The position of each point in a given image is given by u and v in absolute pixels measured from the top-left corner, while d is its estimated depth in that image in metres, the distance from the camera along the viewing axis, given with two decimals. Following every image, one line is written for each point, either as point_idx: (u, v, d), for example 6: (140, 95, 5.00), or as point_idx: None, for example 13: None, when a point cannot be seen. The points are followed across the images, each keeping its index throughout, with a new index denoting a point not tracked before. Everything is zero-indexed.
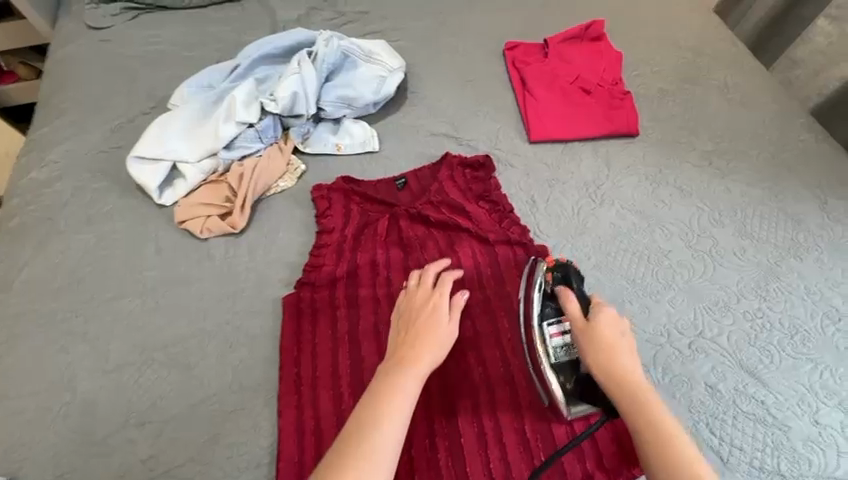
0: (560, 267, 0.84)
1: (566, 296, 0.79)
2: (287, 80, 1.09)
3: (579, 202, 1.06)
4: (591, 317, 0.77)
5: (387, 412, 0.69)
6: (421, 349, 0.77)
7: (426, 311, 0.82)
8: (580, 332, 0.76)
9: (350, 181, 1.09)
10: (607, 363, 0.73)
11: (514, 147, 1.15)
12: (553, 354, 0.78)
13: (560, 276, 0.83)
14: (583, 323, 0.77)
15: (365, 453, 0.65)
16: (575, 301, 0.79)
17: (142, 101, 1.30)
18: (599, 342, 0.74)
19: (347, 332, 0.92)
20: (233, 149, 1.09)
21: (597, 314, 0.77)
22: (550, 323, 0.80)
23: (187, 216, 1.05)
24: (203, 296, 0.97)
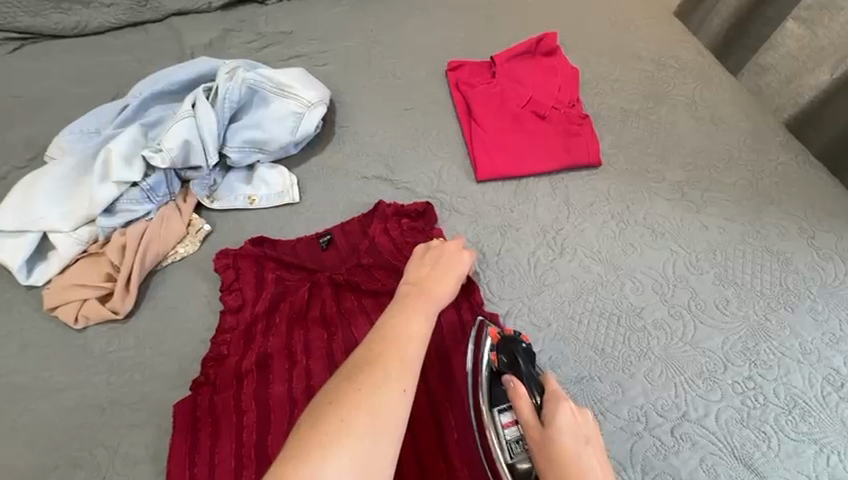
0: (505, 344, 0.74)
1: (515, 392, 0.66)
2: (177, 126, 0.90)
3: (536, 253, 0.90)
4: (545, 421, 0.63)
5: (409, 348, 0.62)
6: (438, 294, 0.72)
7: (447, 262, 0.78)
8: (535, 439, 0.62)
9: (264, 243, 0.91)
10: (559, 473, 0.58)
11: (459, 188, 0.99)
12: (508, 452, 0.69)
13: (506, 360, 0.73)
14: (537, 431, 0.63)
15: (388, 386, 0.56)
16: (527, 399, 0.65)
17: (18, 152, 1.08)
18: (550, 455, 0.60)
19: (254, 447, 0.72)
20: (114, 214, 0.89)
21: (551, 417, 0.62)
22: (500, 410, 0.71)
23: (57, 300, 0.84)
24: (73, 409, 0.76)
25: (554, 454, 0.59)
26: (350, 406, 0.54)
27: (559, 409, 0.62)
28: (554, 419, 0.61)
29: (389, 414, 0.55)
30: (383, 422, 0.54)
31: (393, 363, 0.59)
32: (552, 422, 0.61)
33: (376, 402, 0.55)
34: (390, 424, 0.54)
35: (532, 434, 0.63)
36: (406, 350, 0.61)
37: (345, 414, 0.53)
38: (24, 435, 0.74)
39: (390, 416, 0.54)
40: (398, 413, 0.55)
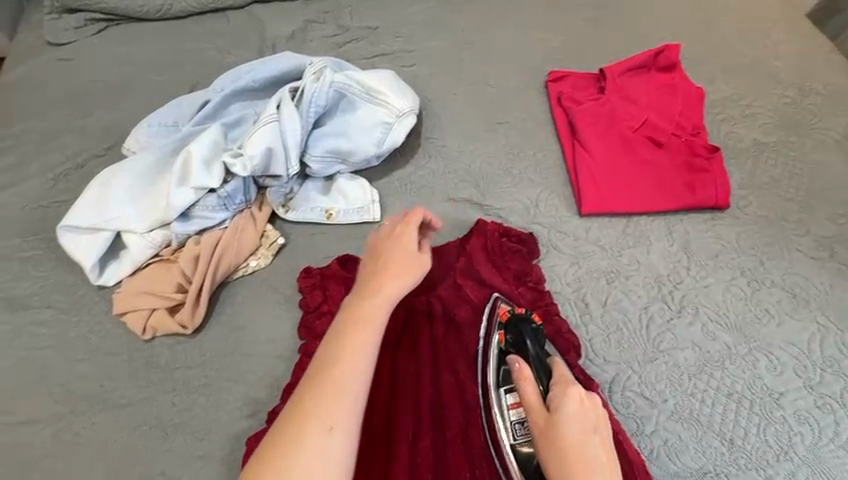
0: (514, 323, 0.72)
1: (521, 374, 0.62)
2: (261, 131, 0.83)
3: (648, 308, 0.78)
4: (553, 408, 0.58)
5: (343, 371, 0.59)
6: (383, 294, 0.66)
7: (400, 260, 0.70)
8: (539, 426, 0.58)
9: (350, 262, 0.84)
10: (563, 459, 0.55)
11: (559, 221, 0.87)
12: (511, 432, 0.66)
13: (513, 339, 0.71)
14: (542, 418, 0.58)
15: (313, 425, 0.55)
16: (532, 382, 0.61)
17: (98, 140, 1.06)
18: (557, 444, 0.56)
19: None
20: (189, 219, 0.83)
21: (560, 403, 0.58)
22: (507, 391, 0.68)
23: (127, 307, 0.80)
24: (137, 430, 0.72)
25: (557, 443, 0.56)
26: (285, 448, 0.54)
27: (568, 394, 0.58)
28: (562, 407, 0.57)
29: (323, 447, 0.54)
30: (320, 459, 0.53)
31: (324, 397, 0.57)
32: (558, 405, 0.58)
33: (312, 445, 0.54)
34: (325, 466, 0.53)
35: (538, 424, 0.58)
36: (339, 373, 0.59)
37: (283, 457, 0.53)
38: (89, 451, 0.71)
39: (326, 449, 0.54)
40: (331, 449, 0.54)
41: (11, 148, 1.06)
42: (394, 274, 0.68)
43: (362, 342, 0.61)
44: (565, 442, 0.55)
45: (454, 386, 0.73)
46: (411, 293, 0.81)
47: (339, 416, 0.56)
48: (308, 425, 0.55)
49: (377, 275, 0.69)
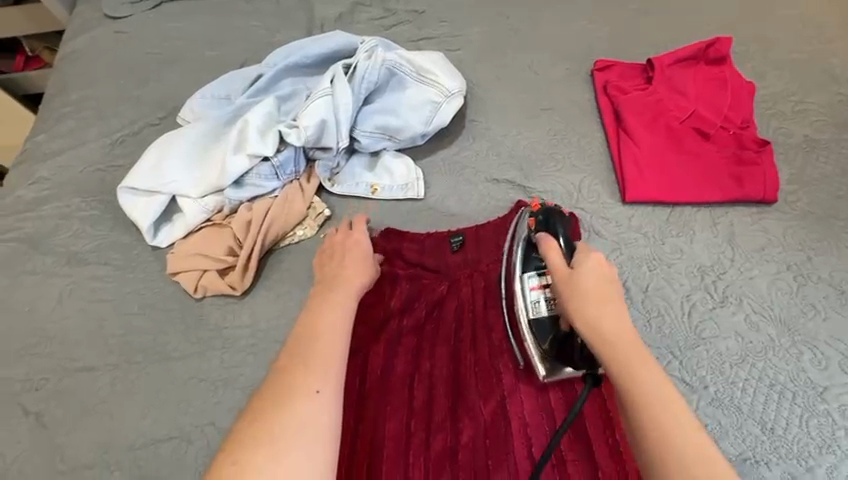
0: (544, 211, 0.75)
1: (548, 248, 0.66)
2: (314, 104, 0.86)
3: (691, 296, 0.77)
4: (574, 265, 0.63)
5: (322, 344, 0.62)
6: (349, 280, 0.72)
7: (351, 252, 0.76)
8: (561, 280, 0.62)
9: (392, 234, 0.86)
10: (586, 308, 0.58)
11: (602, 207, 0.87)
12: (530, 309, 0.71)
13: (542, 222, 0.73)
14: (566, 276, 0.62)
15: (299, 394, 0.58)
16: (557, 250, 0.66)
17: (152, 110, 1.10)
18: (581, 295, 0.59)
19: (371, 440, 0.70)
20: (242, 187, 0.87)
21: (582, 265, 0.62)
22: (537, 316, 0.70)
23: (180, 267, 0.84)
24: (188, 383, 0.76)
25: (577, 289, 0.60)
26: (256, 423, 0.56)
27: (587, 257, 0.63)
28: (582, 263, 0.62)
29: (294, 411, 0.56)
30: (291, 421, 0.56)
31: (302, 366, 0.60)
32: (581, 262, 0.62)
33: (288, 413, 0.56)
34: (299, 428, 0.55)
35: (562, 280, 0.62)
36: (314, 353, 0.61)
37: (273, 421, 0.56)
38: (143, 400, 0.75)
39: (300, 410, 0.56)
40: (311, 413, 0.57)
41: (71, 115, 1.11)
42: (356, 266, 0.74)
43: (336, 318, 0.66)
44: (589, 292, 0.59)
45: (491, 357, 0.75)
46: (451, 263, 0.83)
47: (316, 385, 0.59)
48: (283, 394, 0.58)
49: (340, 269, 0.74)
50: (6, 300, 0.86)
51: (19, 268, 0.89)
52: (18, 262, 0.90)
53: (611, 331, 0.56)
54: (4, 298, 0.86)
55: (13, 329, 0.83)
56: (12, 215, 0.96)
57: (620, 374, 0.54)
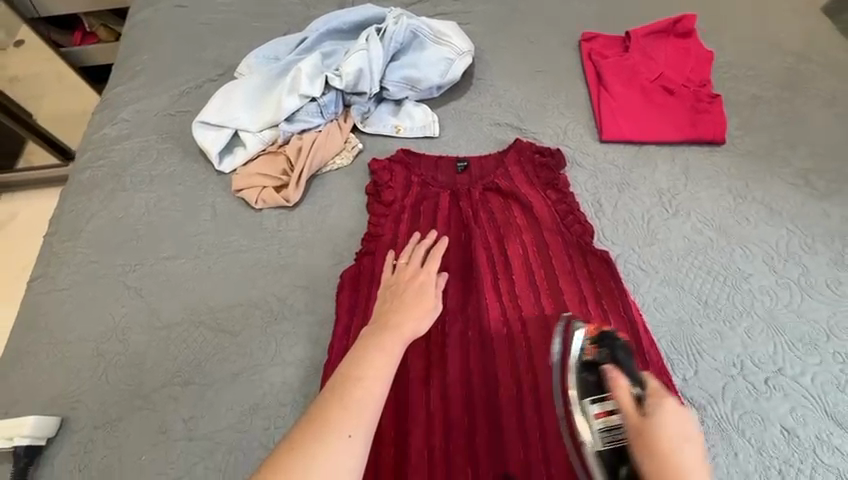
0: (604, 339, 0.69)
1: (616, 380, 0.61)
2: (354, 56, 1.07)
3: (650, 210, 0.98)
4: (649, 412, 0.56)
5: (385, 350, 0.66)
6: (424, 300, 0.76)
7: (411, 295, 0.76)
8: (635, 428, 0.56)
9: (411, 155, 1.07)
10: (659, 454, 0.53)
11: (583, 145, 1.08)
12: (600, 440, 0.62)
13: (605, 351, 0.68)
14: (638, 419, 0.56)
15: (356, 381, 0.62)
16: (625, 389, 0.59)
17: (211, 69, 1.32)
18: (652, 445, 0.54)
19: None
20: (293, 122, 1.08)
21: (657, 410, 0.56)
22: (593, 400, 0.65)
23: (244, 183, 1.05)
24: (253, 267, 0.96)
25: (655, 445, 0.54)
26: (322, 420, 0.58)
27: (665, 403, 0.56)
28: (660, 412, 0.55)
29: (360, 404, 0.60)
30: (349, 416, 0.59)
31: (366, 369, 0.63)
32: (658, 410, 0.56)
33: (355, 416, 0.58)
34: (361, 427, 0.58)
35: (632, 422, 0.56)
36: (372, 361, 0.64)
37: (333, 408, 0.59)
38: (217, 278, 0.95)
39: (364, 409, 0.60)
40: (372, 401, 0.60)
41: (143, 72, 1.32)
42: (414, 311, 0.73)
43: (395, 344, 0.67)
44: (661, 444, 0.53)
45: (488, 255, 0.94)
46: (459, 182, 1.04)
47: (375, 385, 0.62)
48: (350, 391, 0.61)
49: (395, 308, 0.74)
50: (103, 208, 1.07)
51: (111, 186, 1.10)
52: (110, 182, 1.11)
53: (668, 468, 0.52)
54: (101, 206, 1.07)
55: (111, 229, 1.04)
56: (101, 148, 1.18)
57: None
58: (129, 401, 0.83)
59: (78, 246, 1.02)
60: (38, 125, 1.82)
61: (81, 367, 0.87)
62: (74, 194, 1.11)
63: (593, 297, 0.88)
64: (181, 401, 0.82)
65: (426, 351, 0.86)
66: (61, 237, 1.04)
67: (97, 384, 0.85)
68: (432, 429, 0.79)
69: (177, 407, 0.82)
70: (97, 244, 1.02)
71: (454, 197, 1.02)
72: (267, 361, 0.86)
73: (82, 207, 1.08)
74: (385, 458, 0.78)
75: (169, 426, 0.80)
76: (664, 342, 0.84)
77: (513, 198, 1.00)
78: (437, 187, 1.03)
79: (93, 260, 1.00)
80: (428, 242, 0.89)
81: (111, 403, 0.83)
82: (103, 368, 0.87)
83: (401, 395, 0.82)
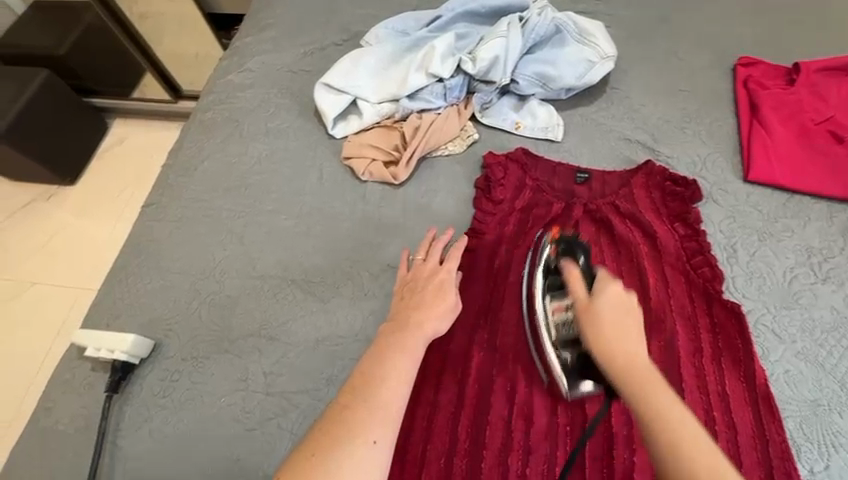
0: (565, 241, 0.77)
1: (572, 276, 0.65)
2: (492, 41, 1.02)
3: (794, 269, 0.86)
4: (594, 297, 0.60)
5: (402, 347, 0.68)
6: (444, 303, 0.75)
7: (431, 293, 0.76)
8: (579, 312, 0.60)
9: (529, 156, 1.00)
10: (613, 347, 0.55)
11: (723, 180, 0.96)
12: (551, 331, 0.74)
13: (563, 249, 0.76)
14: (583, 300, 0.60)
15: (380, 386, 0.64)
16: (579, 280, 0.64)
17: (335, 32, 1.30)
18: (592, 323, 0.58)
19: (490, 311, 0.85)
20: (415, 99, 1.05)
21: (601, 292, 0.60)
22: (552, 296, 0.75)
23: (354, 152, 1.03)
24: (350, 238, 0.95)
25: (594, 326, 0.57)
26: (346, 421, 0.60)
27: (610, 286, 0.60)
28: (603, 294, 0.59)
29: (385, 403, 0.63)
30: (371, 417, 0.61)
31: (388, 368, 0.65)
32: (601, 289, 0.60)
33: (379, 419, 0.61)
34: (384, 433, 0.60)
35: (579, 305, 0.60)
36: (393, 361, 0.66)
37: (356, 409, 0.61)
38: (315, 242, 0.95)
39: (388, 409, 0.62)
40: (392, 406, 0.62)
41: (271, 25, 1.34)
42: (434, 309, 0.73)
43: (414, 342, 0.69)
44: (599, 328, 0.57)
45: None
46: (576, 194, 0.96)
47: (399, 385, 0.64)
48: (371, 394, 0.63)
49: (416, 306, 0.74)
50: (218, 150, 1.11)
51: (229, 131, 1.14)
52: (229, 127, 1.14)
53: (613, 340, 0.56)
54: (217, 148, 1.11)
55: (224, 172, 1.07)
56: (225, 93, 1.21)
57: (656, 415, 0.50)
58: (217, 342, 0.85)
59: (191, 182, 1.06)
60: (167, 71, 1.98)
61: (179, 298, 0.91)
62: (195, 132, 1.15)
63: (712, 352, 0.78)
64: (264, 355, 0.83)
65: (513, 367, 0.80)
66: (178, 170, 1.09)
67: (191, 318, 0.88)
68: (510, 447, 0.75)
69: (259, 359, 0.83)
70: (209, 183, 1.05)
71: (567, 210, 0.94)
72: (350, 336, 0.84)
73: (200, 145, 1.12)
74: (456, 466, 0.74)
75: (250, 376, 0.81)
76: (792, 423, 0.73)
77: (633, 224, 0.91)
78: (552, 196, 0.96)
79: (203, 198, 1.03)
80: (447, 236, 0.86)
81: (201, 339, 0.85)
82: (197, 304, 0.89)
83: (481, 404, 0.78)
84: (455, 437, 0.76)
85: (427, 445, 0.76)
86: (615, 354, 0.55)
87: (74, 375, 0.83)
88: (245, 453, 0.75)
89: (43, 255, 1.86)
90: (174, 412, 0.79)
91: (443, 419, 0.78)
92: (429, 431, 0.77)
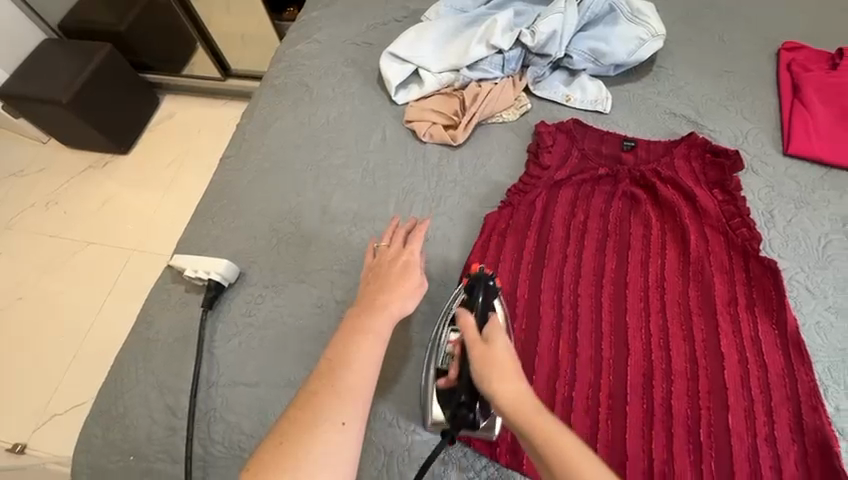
0: (473, 280, 0.82)
1: (464, 323, 0.73)
2: (550, 17, 1.10)
3: (829, 235, 0.92)
4: (486, 339, 0.70)
5: (364, 333, 0.72)
6: (406, 288, 0.78)
7: (396, 274, 0.79)
8: (475, 352, 0.69)
9: (578, 126, 1.08)
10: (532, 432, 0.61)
11: (764, 153, 1.02)
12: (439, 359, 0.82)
13: (468, 288, 0.82)
14: (477, 346, 0.69)
15: (340, 373, 0.69)
16: (472, 329, 0.71)
17: (396, 8, 1.38)
18: (483, 362, 0.67)
19: (539, 259, 0.93)
20: (474, 70, 1.15)
21: (492, 336, 0.70)
22: (452, 330, 0.82)
23: (416, 116, 1.13)
24: (411, 192, 1.05)
25: (485, 369, 0.67)
26: (312, 408, 0.66)
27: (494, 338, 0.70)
28: (493, 342, 0.69)
29: (349, 390, 0.68)
30: (336, 401, 0.67)
31: (349, 356, 0.70)
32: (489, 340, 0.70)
33: (345, 403, 0.67)
34: (350, 414, 0.66)
35: (475, 353, 0.69)
36: (356, 347, 0.71)
37: (320, 397, 0.67)
38: (379, 193, 1.05)
39: (354, 392, 0.68)
40: (358, 388, 0.68)
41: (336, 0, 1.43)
42: (399, 291, 0.77)
43: (378, 326, 0.73)
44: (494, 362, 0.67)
45: (640, 237, 0.94)
46: (620, 162, 1.03)
47: (363, 370, 0.70)
48: (332, 385, 0.67)
49: (379, 289, 0.78)
50: (290, 111, 1.21)
51: (299, 95, 1.24)
52: (299, 91, 1.25)
53: (504, 383, 0.65)
54: (288, 110, 1.22)
55: (295, 130, 1.18)
56: (294, 61, 1.32)
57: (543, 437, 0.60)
58: (295, 274, 0.95)
59: (266, 138, 1.17)
60: (217, 47, 2.09)
61: (259, 237, 1.01)
62: (268, 95, 1.27)
63: (745, 304, 0.85)
64: (337, 286, 0.93)
65: (562, 309, 0.88)
66: (254, 127, 1.20)
67: (270, 254, 0.99)
68: (559, 375, 0.83)
69: (332, 289, 0.93)
70: (282, 139, 1.16)
71: (613, 175, 1.01)
72: None
73: (273, 106, 1.23)
74: None
75: (324, 302, 0.92)
76: (820, 367, 0.80)
77: (675, 190, 0.98)
78: (598, 162, 1.03)
79: (277, 152, 1.14)
80: (411, 222, 0.90)
81: (280, 271, 0.96)
82: (276, 241, 1.00)
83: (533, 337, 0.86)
84: None
85: None
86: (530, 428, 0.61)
87: (170, 295, 0.95)
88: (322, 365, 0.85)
89: (104, 216, 2.01)
90: (261, 329, 0.90)
91: None
92: None
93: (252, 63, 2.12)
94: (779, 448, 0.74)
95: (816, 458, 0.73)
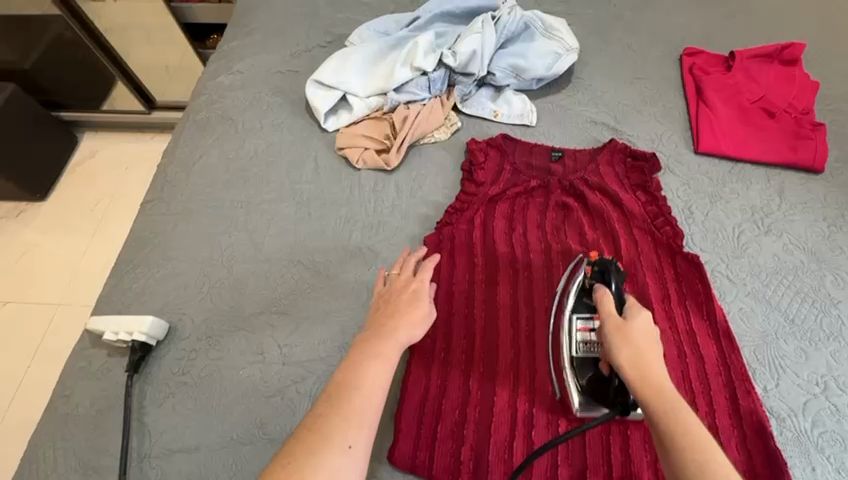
0: (601, 262, 0.79)
1: (602, 296, 0.71)
2: (469, 38, 1.12)
3: (741, 225, 0.99)
4: (628, 317, 0.67)
5: (376, 355, 0.67)
6: (418, 314, 0.73)
7: (405, 302, 0.74)
8: (612, 325, 0.66)
9: (507, 140, 1.10)
10: (667, 406, 0.58)
11: (678, 153, 1.09)
12: (575, 346, 0.77)
13: (597, 272, 0.78)
14: (617, 319, 0.67)
15: (349, 393, 0.64)
16: (611, 303, 0.70)
17: (319, 34, 1.36)
18: (624, 333, 0.65)
19: (484, 277, 0.94)
20: (401, 93, 1.15)
21: (633, 315, 0.67)
22: (579, 316, 0.79)
23: (347, 143, 1.11)
24: (348, 221, 1.02)
25: (628, 339, 0.64)
26: (320, 427, 0.61)
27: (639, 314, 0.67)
28: (635, 317, 0.67)
29: (357, 412, 0.62)
30: (343, 422, 0.61)
31: (362, 379, 0.65)
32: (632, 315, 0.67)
33: (354, 425, 0.61)
34: (360, 437, 0.61)
35: (613, 323, 0.66)
36: (368, 371, 0.66)
37: (328, 416, 0.62)
38: (316, 225, 1.02)
39: (363, 415, 0.62)
40: (366, 411, 0.63)
41: (256, 29, 1.38)
42: (409, 317, 0.72)
43: (389, 350, 0.68)
44: (635, 339, 0.64)
45: (577, 244, 0.97)
46: (551, 172, 1.06)
47: (374, 394, 0.64)
48: (344, 410, 0.62)
49: (386, 317, 0.73)
50: (215, 147, 1.15)
51: (224, 129, 1.19)
52: (224, 125, 1.19)
53: (647, 358, 0.62)
54: (213, 146, 1.16)
55: (221, 166, 1.12)
56: (216, 94, 1.26)
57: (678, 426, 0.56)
58: (232, 321, 0.90)
59: (190, 177, 1.10)
60: (133, 75, 1.95)
61: (188, 286, 0.95)
62: (190, 131, 1.20)
63: (678, 299, 0.89)
64: (277, 329, 0.88)
65: (510, 327, 0.88)
66: (176, 167, 1.13)
67: (202, 302, 0.92)
68: (518, 392, 0.83)
69: (273, 334, 0.88)
70: (208, 177, 1.10)
71: (545, 186, 1.04)
72: (357, 305, 0.91)
73: (195, 143, 1.17)
74: (468, 413, 0.82)
75: (265, 349, 0.86)
76: (747, 352, 0.85)
77: (603, 196, 1.02)
78: (529, 174, 1.06)
79: (203, 191, 1.08)
80: (420, 252, 0.85)
81: (215, 320, 0.90)
82: (208, 288, 0.94)
83: (488, 357, 0.86)
84: (467, 390, 0.84)
85: (438, 399, 0.84)
86: (666, 412, 0.58)
87: (91, 362, 0.86)
88: (267, 417, 0.80)
89: (18, 274, 1.81)
90: (196, 386, 0.83)
91: (453, 375, 0.85)
92: (442, 389, 0.85)
93: (175, 92, 2.01)
94: (721, 436, 0.78)
95: (754, 441, 0.77)
